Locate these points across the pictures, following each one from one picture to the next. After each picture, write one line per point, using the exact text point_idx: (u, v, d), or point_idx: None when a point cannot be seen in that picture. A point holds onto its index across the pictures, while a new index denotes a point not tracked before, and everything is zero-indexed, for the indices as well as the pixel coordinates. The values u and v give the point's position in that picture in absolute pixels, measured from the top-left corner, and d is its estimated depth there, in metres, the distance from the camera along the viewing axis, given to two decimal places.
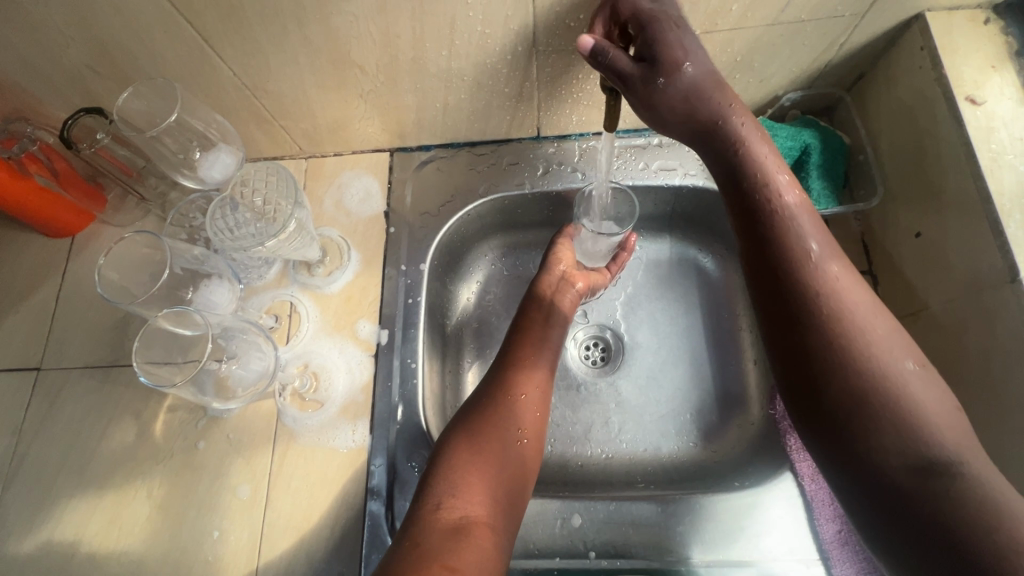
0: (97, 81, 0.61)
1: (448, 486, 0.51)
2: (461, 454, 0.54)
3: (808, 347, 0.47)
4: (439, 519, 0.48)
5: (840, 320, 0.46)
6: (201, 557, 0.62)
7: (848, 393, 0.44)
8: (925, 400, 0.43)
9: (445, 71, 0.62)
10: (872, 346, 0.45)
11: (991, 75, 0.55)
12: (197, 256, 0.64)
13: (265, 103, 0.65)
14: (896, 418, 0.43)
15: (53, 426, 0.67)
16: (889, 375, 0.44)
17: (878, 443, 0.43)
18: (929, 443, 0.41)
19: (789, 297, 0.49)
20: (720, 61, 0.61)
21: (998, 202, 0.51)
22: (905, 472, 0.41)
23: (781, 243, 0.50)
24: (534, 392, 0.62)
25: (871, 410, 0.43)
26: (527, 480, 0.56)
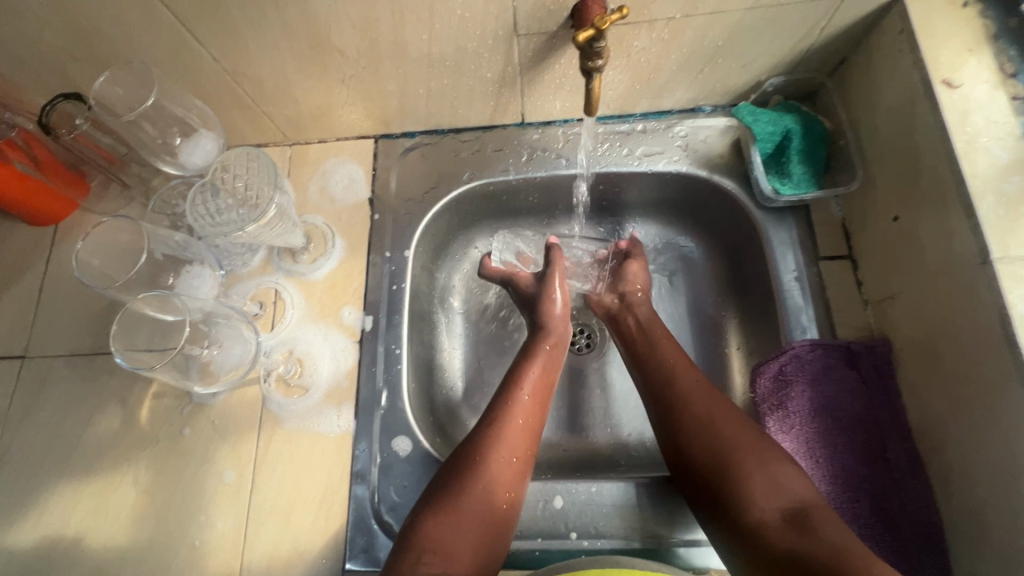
0: (76, 67, 0.60)
1: (432, 538, 0.49)
2: (447, 507, 0.51)
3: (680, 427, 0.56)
4: (418, 571, 0.47)
5: (710, 430, 0.54)
6: (187, 542, 0.62)
7: (710, 457, 0.53)
8: (777, 456, 0.51)
9: (426, 55, 0.61)
10: (721, 416, 0.55)
11: (968, 57, 0.55)
12: (179, 241, 0.65)
13: (245, 88, 0.65)
14: (763, 471, 0.50)
15: (39, 413, 0.67)
16: (742, 436, 0.53)
17: (750, 502, 0.49)
18: (784, 485, 0.49)
19: (665, 406, 0.58)
20: (702, 46, 0.61)
21: (971, 184, 0.51)
22: (779, 520, 0.47)
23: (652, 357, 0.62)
24: (525, 440, 0.58)
25: (741, 472, 0.51)
26: (510, 524, 0.54)
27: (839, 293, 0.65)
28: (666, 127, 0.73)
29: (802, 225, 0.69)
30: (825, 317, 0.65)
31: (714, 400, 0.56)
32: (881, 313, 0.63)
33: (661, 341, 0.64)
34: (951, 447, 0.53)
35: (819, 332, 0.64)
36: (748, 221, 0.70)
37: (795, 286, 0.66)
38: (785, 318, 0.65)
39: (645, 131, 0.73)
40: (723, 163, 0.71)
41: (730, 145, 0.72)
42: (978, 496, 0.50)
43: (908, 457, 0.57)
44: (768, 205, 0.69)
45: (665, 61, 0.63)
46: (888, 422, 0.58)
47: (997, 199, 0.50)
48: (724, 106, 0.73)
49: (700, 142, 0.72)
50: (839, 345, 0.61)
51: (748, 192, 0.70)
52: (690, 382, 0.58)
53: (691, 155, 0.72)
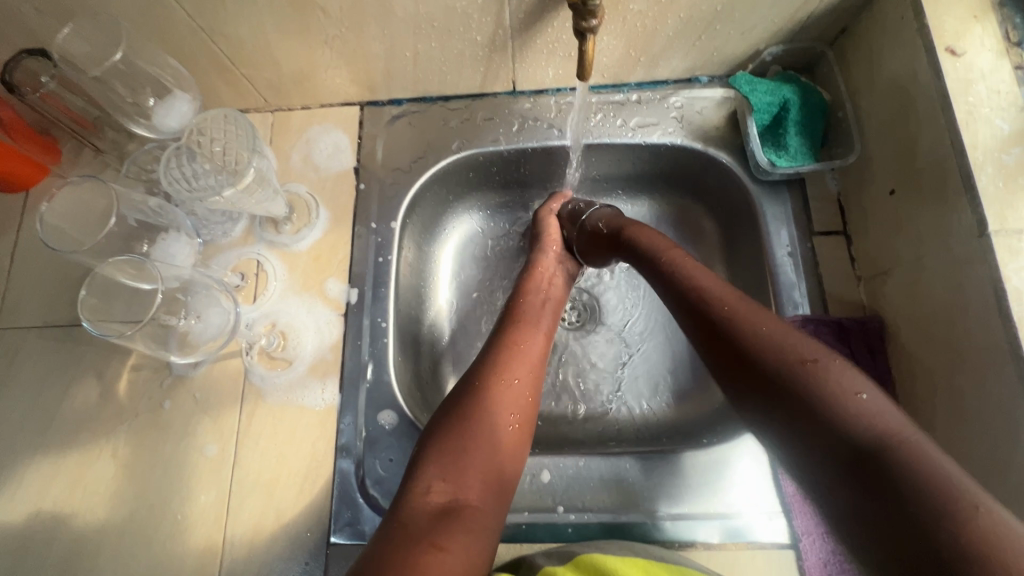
0: (40, 21, 0.57)
1: (439, 467, 0.48)
2: (451, 439, 0.50)
3: (735, 358, 0.47)
4: (427, 501, 0.46)
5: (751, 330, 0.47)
6: (169, 516, 0.61)
7: (771, 371, 0.44)
8: (847, 377, 0.42)
9: (412, 15, 0.59)
10: (773, 339, 0.46)
11: (973, 25, 0.53)
12: (154, 207, 0.62)
13: (222, 48, 0.62)
14: (825, 393, 0.42)
15: (13, 386, 0.65)
16: (800, 356, 0.44)
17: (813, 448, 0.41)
18: (849, 398, 0.41)
19: (713, 342, 0.50)
20: (700, 10, 0.59)
21: (971, 155, 0.50)
22: (847, 451, 0.39)
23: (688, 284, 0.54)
24: (527, 373, 0.57)
25: (805, 383, 0.43)
26: (516, 464, 0.52)
27: (832, 269, 0.65)
28: (661, 97, 0.71)
29: (798, 200, 0.67)
30: (817, 292, 0.64)
31: (762, 320, 0.48)
32: (874, 289, 0.62)
33: (695, 269, 0.55)
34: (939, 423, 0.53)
35: (811, 308, 0.63)
36: (743, 196, 0.69)
37: (788, 262, 0.65)
38: (777, 294, 0.64)
39: (640, 101, 0.71)
40: (719, 136, 0.69)
41: (726, 117, 0.70)
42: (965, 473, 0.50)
43: None
44: (763, 179, 0.68)
45: (661, 26, 0.61)
46: None
47: (996, 170, 0.49)
48: (721, 77, 0.71)
49: (696, 113, 0.70)
50: (830, 320, 0.61)
51: (743, 165, 0.68)
52: (732, 308, 0.50)
53: (687, 127, 0.70)
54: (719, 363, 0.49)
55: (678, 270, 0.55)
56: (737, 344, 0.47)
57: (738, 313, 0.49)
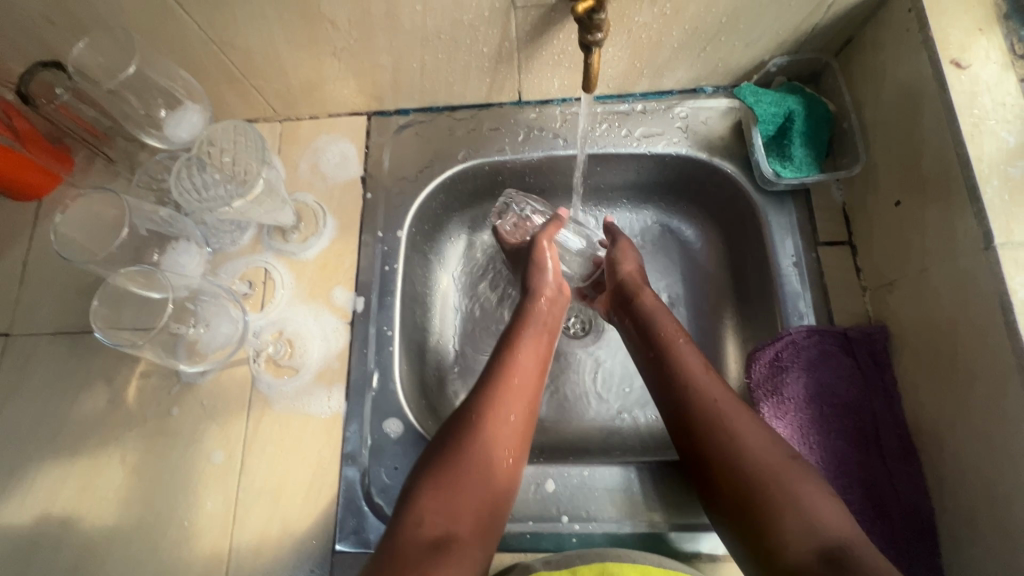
0: (56, 34, 0.58)
1: (432, 497, 0.49)
2: (447, 471, 0.51)
3: (707, 472, 0.51)
4: (421, 531, 0.47)
5: (722, 420, 0.51)
6: (176, 522, 0.62)
7: (744, 492, 0.48)
8: (812, 487, 0.47)
9: (420, 28, 0.59)
10: (750, 445, 0.50)
11: (978, 37, 0.53)
12: (164, 217, 0.63)
13: (233, 60, 0.63)
14: (796, 510, 0.45)
15: (23, 392, 0.66)
16: (773, 464, 0.48)
17: (782, 545, 0.44)
18: (817, 525, 0.44)
19: (681, 429, 0.53)
20: (704, 22, 0.59)
21: (977, 168, 0.50)
22: (815, 563, 0.42)
23: (677, 371, 0.56)
24: (523, 403, 0.57)
25: (769, 508, 0.46)
26: (507, 496, 0.53)
27: (837, 279, 0.65)
28: (666, 108, 0.71)
29: (803, 210, 0.67)
30: (822, 302, 0.64)
31: (737, 419, 0.51)
32: (879, 299, 0.62)
33: (684, 349, 0.58)
34: (945, 435, 0.53)
35: (816, 318, 0.63)
36: (748, 205, 0.69)
37: (793, 272, 0.65)
38: (782, 304, 0.64)
39: (645, 111, 0.71)
40: (723, 146, 0.70)
41: (731, 127, 0.70)
42: (973, 486, 0.50)
43: (902, 446, 0.56)
44: (768, 189, 0.68)
45: (666, 38, 0.61)
46: (883, 410, 0.58)
47: (1002, 183, 0.49)
48: (726, 88, 0.71)
49: (700, 123, 0.70)
50: (834, 330, 0.61)
51: (748, 175, 0.69)
52: (707, 390, 0.54)
53: (691, 137, 0.70)
54: (693, 466, 0.52)
55: (670, 349, 0.58)
56: (714, 448, 0.50)
57: (722, 404, 0.53)
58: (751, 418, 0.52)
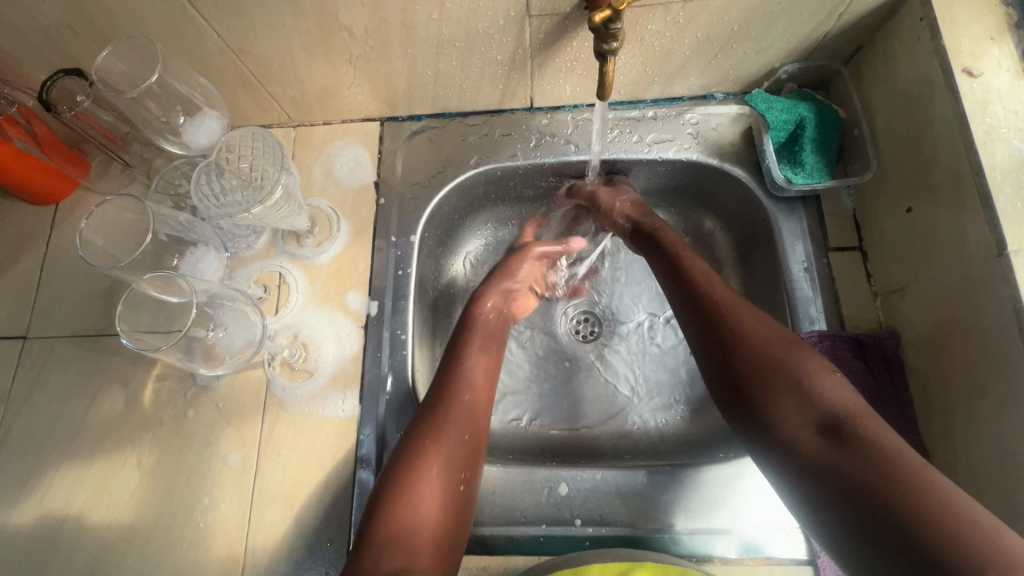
0: (78, 42, 0.59)
1: (404, 486, 0.50)
2: (412, 464, 0.51)
3: (718, 358, 0.53)
4: (402, 517, 0.48)
5: (730, 322, 0.54)
6: (192, 524, 0.62)
7: (753, 374, 0.50)
8: (817, 366, 0.49)
9: (436, 36, 0.60)
10: (758, 333, 0.52)
11: (990, 47, 0.54)
12: (184, 222, 0.65)
13: (251, 68, 0.64)
14: (798, 389, 0.48)
15: (41, 395, 0.67)
16: (779, 347, 0.51)
17: (783, 419, 0.47)
18: (823, 402, 0.46)
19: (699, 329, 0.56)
20: (717, 30, 0.60)
21: (989, 176, 0.50)
22: (818, 437, 0.45)
23: (687, 274, 0.60)
24: (481, 401, 0.58)
25: (774, 396, 0.48)
26: (468, 513, 0.53)
27: (848, 285, 0.65)
28: (677, 114, 0.72)
29: (813, 216, 0.68)
30: (834, 308, 0.64)
31: (744, 310, 0.54)
32: (890, 305, 0.62)
33: (693, 259, 0.62)
34: (957, 441, 0.54)
35: (827, 323, 0.64)
36: (758, 211, 0.70)
37: (804, 278, 0.66)
38: (793, 309, 0.65)
39: (656, 117, 0.72)
40: (734, 152, 0.70)
41: (741, 133, 0.71)
42: (986, 492, 0.50)
43: (914, 450, 0.57)
44: (779, 195, 0.68)
45: (679, 45, 0.62)
46: (894, 415, 0.58)
47: (1014, 191, 0.49)
48: (737, 94, 0.72)
49: (711, 130, 0.71)
50: (847, 335, 0.61)
51: (758, 181, 0.69)
52: (716, 297, 0.56)
53: (702, 143, 0.71)
54: (704, 356, 0.55)
55: (681, 259, 0.62)
56: (724, 336, 0.53)
57: (728, 302, 0.56)
58: (758, 316, 0.54)
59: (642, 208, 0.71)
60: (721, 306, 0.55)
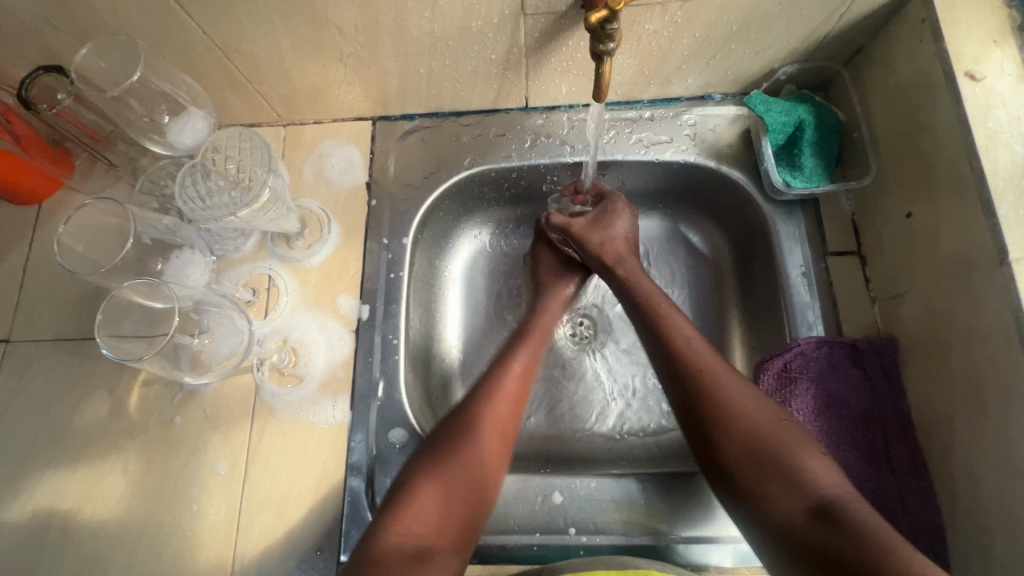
0: (57, 37, 0.57)
1: (411, 513, 0.48)
2: (421, 489, 0.49)
3: (703, 436, 0.51)
4: (401, 546, 0.46)
5: (714, 388, 0.52)
6: (179, 532, 0.61)
7: (742, 453, 0.49)
8: (802, 447, 0.48)
9: (428, 34, 0.59)
10: (744, 407, 0.51)
11: (992, 49, 0.53)
12: (168, 225, 0.62)
13: (238, 65, 0.62)
14: (788, 472, 0.46)
15: (24, 400, 0.65)
16: (767, 425, 0.49)
17: (774, 502, 0.46)
18: (812, 485, 0.45)
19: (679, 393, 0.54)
20: (715, 30, 0.59)
21: (991, 182, 0.50)
22: (805, 517, 0.44)
23: (665, 337, 0.57)
24: (501, 412, 0.56)
25: (762, 471, 0.47)
26: (487, 502, 0.52)
27: (847, 290, 0.64)
28: (674, 115, 0.71)
29: (811, 219, 0.67)
30: (831, 313, 0.64)
31: (731, 382, 0.52)
32: (888, 310, 0.62)
33: (672, 317, 0.59)
34: (954, 449, 0.53)
35: (825, 329, 0.63)
36: (756, 215, 0.69)
37: (801, 282, 0.65)
38: (791, 315, 0.64)
39: (653, 118, 0.71)
40: (732, 154, 0.69)
41: (739, 135, 0.70)
42: (984, 501, 0.50)
43: (912, 459, 0.56)
44: (777, 199, 0.67)
45: (677, 45, 0.61)
46: (892, 423, 0.58)
47: (1016, 198, 0.49)
48: (735, 95, 0.71)
49: (709, 131, 0.70)
50: (844, 342, 0.60)
51: (757, 183, 0.68)
52: (699, 359, 0.54)
53: (699, 145, 0.70)
54: (690, 431, 0.53)
55: (659, 318, 0.58)
56: (710, 413, 0.51)
57: (714, 372, 0.53)
58: (743, 383, 0.53)
59: (614, 249, 0.66)
60: (705, 368, 0.53)
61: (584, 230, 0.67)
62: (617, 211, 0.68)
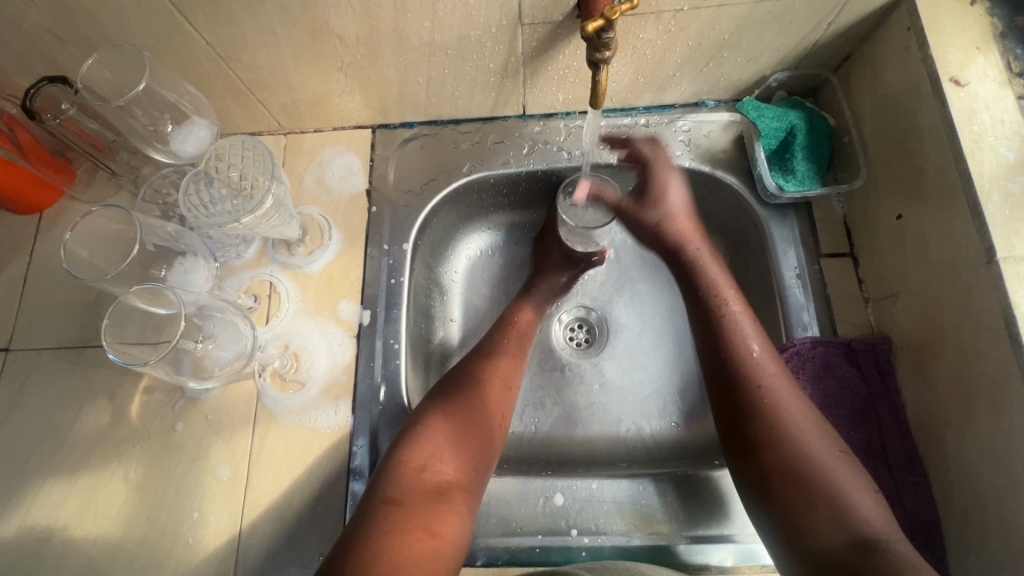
0: (62, 48, 0.58)
1: (424, 449, 0.53)
2: (437, 427, 0.54)
3: (751, 451, 0.52)
4: (420, 479, 0.50)
5: (774, 406, 0.53)
6: (180, 539, 0.61)
7: (788, 473, 0.49)
8: (854, 483, 0.48)
9: (428, 43, 0.60)
10: (797, 423, 0.51)
11: (976, 56, 0.55)
12: (171, 232, 0.63)
13: (240, 75, 0.63)
14: (832, 501, 0.47)
15: (24, 408, 0.65)
16: (823, 455, 0.50)
17: (812, 527, 0.47)
18: (854, 519, 0.46)
19: (736, 402, 0.54)
20: (708, 39, 0.60)
21: (977, 183, 0.51)
22: (843, 547, 0.45)
23: (726, 342, 0.57)
24: (504, 369, 0.62)
25: (809, 495, 0.48)
26: (493, 455, 0.57)
27: (840, 291, 0.65)
28: (669, 121, 0.72)
29: (805, 222, 0.68)
30: (826, 314, 0.65)
31: (791, 405, 0.53)
32: (882, 310, 0.63)
33: (738, 322, 0.58)
34: (949, 445, 0.54)
35: (819, 329, 0.64)
36: (751, 218, 0.70)
37: (796, 283, 0.66)
38: (785, 315, 0.65)
39: (648, 125, 0.73)
40: (726, 158, 0.71)
41: (733, 141, 0.71)
42: (978, 496, 0.51)
43: (908, 455, 0.57)
44: (771, 202, 0.69)
45: (671, 53, 0.62)
46: (887, 420, 0.59)
47: (1002, 198, 0.50)
48: (728, 101, 0.72)
49: (702, 137, 0.71)
50: (839, 341, 0.62)
51: (751, 188, 0.70)
52: (764, 377, 0.54)
53: (694, 150, 0.71)
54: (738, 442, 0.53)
55: (723, 320, 0.59)
56: (764, 431, 0.52)
57: (773, 387, 0.54)
58: (804, 407, 0.53)
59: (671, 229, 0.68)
60: (768, 382, 0.54)
61: (632, 209, 0.70)
62: (664, 185, 0.69)
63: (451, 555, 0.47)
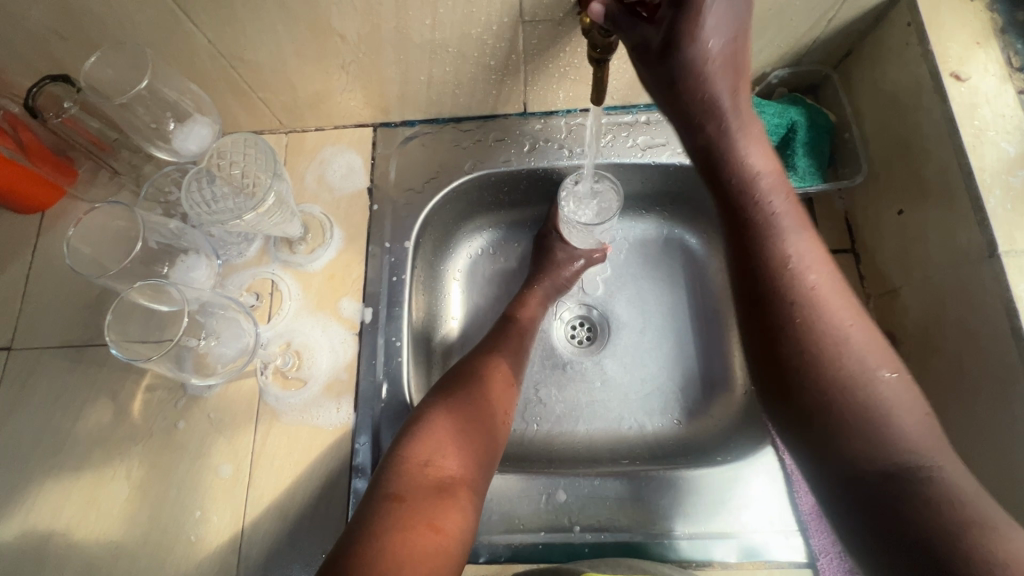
0: (64, 47, 0.58)
1: (427, 445, 0.53)
2: (439, 423, 0.54)
3: (777, 365, 0.46)
4: (424, 476, 0.50)
5: (806, 314, 0.45)
6: (183, 538, 0.61)
7: (819, 391, 0.43)
8: (900, 402, 0.42)
9: (429, 41, 0.60)
10: (837, 341, 0.44)
11: (976, 51, 0.55)
12: (174, 230, 0.64)
13: (242, 73, 0.63)
14: (870, 423, 0.42)
15: (26, 407, 0.65)
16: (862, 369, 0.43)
17: (846, 451, 0.42)
18: (894, 443, 0.41)
19: (762, 307, 0.47)
20: None
21: (979, 178, 0.51)
22: (879, 475, 0.41)
23: (754, 238, 0.48)
24: (506, 365, 0.62)
25: (842, 418, 0.43)
26: (496, 451, 0.57)
27: None
28: None
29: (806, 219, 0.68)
30: None
31: (827, 310, 0.45)
32: (883, 306, 0.63)
33: (771, 213, 0.48)
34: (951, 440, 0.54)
35: None
36: None
37: None
38: None
39: (648, 123, 0.73)
40: None
41: None
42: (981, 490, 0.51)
43: None
44: None
45: None
46: None
47: (1004, 193, 0.50)
48: None
49: None
50: None
51: None
52: (794, 274, 0.46)
53: None
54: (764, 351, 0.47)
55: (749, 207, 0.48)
56: (792, 342, 0.45)
57: (805, 288, 0.46)
58: (844, 311, 0.45)
59: (711, 74, 0.46)
60: (802, 284, 0.46)
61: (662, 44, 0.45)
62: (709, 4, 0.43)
63: (455, 551, 0.47)
